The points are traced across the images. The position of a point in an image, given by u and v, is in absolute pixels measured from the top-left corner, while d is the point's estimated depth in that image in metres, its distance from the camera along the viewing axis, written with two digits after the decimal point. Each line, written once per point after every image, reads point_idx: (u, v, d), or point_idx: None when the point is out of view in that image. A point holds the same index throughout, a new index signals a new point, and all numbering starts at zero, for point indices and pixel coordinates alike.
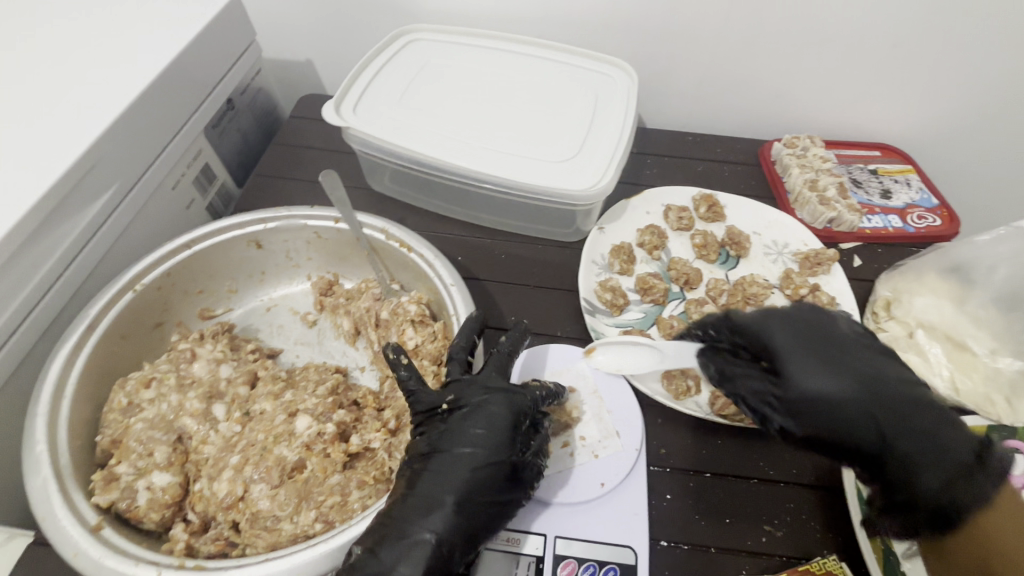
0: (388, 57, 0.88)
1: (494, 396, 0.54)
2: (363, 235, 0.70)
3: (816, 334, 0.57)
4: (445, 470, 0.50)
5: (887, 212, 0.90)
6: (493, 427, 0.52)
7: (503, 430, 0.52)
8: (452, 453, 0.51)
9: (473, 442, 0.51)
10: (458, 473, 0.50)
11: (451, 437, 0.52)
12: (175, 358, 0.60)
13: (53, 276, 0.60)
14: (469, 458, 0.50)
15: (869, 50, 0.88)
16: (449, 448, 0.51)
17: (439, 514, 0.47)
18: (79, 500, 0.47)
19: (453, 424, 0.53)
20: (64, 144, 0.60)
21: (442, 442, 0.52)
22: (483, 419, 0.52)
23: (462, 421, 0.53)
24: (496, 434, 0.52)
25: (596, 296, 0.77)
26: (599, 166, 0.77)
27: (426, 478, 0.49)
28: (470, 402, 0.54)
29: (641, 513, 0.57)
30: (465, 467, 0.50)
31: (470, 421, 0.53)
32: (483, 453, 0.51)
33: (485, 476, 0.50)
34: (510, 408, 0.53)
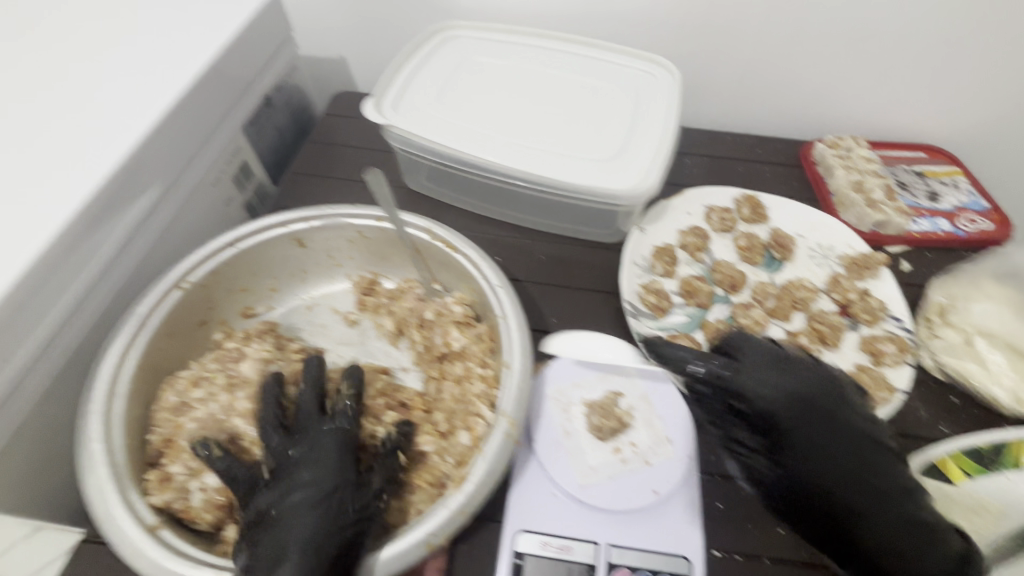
0: (425, 54, 0.87)
1: (321, 431, 0.52)
2: (406, 235, 0.69)
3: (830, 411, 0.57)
4: (298, 508, 0.47)
5: (935, 215, 0.87)
6: (315, 457, 0.50)
7: (331, 462, 0.49)
8: (294, 482, 0.49)
9: (308, 471, 0.49)
10: (297, 503, 0.47)
11: (296, 468, 0.49)
12: (222, 358, 0.59)
13: (102, 274, 0.60)
14: (296, 488, 0.48)
15: (919, 47, 0.86)
16: (295, 480, 0.49)
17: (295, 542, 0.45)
18: (136, 500, 0.47)
19: (309, 450, 0.50)
20: (113, 141, 0.60)
21: (295, 476, 0.49)
22: (296, 462, 0.49)
23: (305, 443, 0.51)
24: (327, 464, 0.49)
25: (640, 299, 0.75)
26: (642, 165, 0.75)
27: (275, 537, 0.45)
28: (295, 435, 0.52)
29: (696, 522, 0.56)
30: (309, 496, 0.47)
31: (312, 447, 0.51)
32: (313, 485, 0.48)
33: (327, 508, 0.47)
34: (337, 435, 0.51)
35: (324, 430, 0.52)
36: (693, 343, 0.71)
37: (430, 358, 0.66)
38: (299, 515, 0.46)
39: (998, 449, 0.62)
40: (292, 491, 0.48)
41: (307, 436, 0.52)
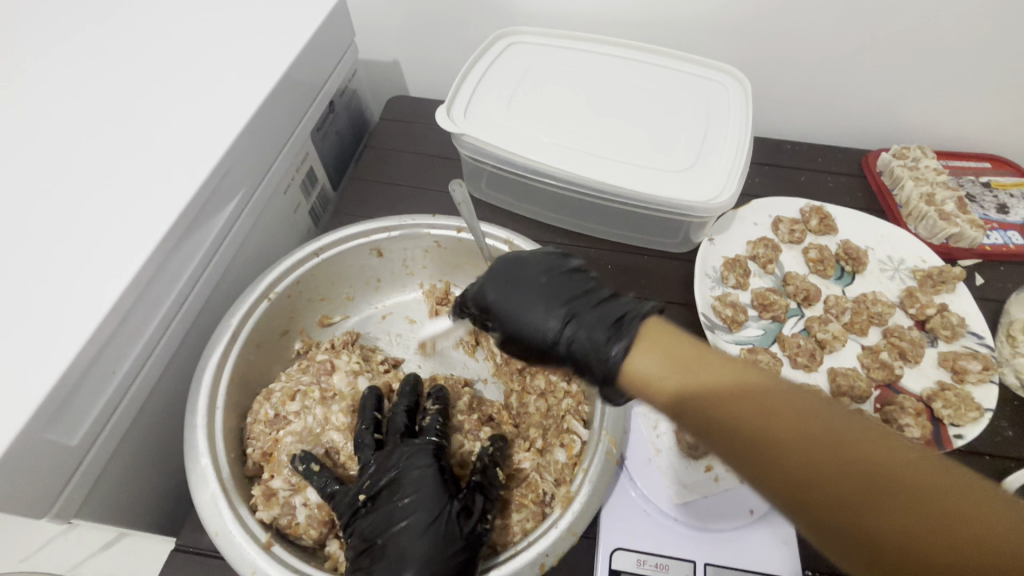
0: (491, 60, 0.86)
1: (408, 449, 0.51)
2: (486, 246, 0.68)
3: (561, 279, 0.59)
4: (404, 533, 0.46)
5: (1006, 228, 0.86)
6: (411, 480, 0.49)
7: (426, 483, 0.48)
8: (396, 507, 0.47)
9: (406, 493, 0.48)
10: (402, 527, 0.46)
11: (390, 490, 0.49)
12: (316, 370, 0.58)
13: (192, 283, 0.60)
14: (399, 513, 0.47)
15: (993, 58, 0.84)
16: (396, 502, 0.48)
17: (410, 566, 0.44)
18: (246, 515, 0.47)
19: (398, 471, 0.49)
20: (203, 151, 0.60)
21: (391, 498, 0.48)
22: (402, 472, 0.49)
23: (392, 463, 0.50)
24: (423, 484, 0.48)
25: (714, 311, 0.74)
26: (719, 177, 0.75)
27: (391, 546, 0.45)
28: (381, 456, 0.51)
29: (792, 542, 0.55)
30: (414, 520, 0.46)
31: (402, 468, 0.49)
32: (415, 508, 0.47)
33: (431, 530, 0.46)
34: (421, 456, 0.50)
35: (411, 448, 0.51)
36: (771, 357, 0.70)
37: (511, 370, 0.65)
38: (407, 540, 0.45)
39: None
40: (396, 515, 0.47)
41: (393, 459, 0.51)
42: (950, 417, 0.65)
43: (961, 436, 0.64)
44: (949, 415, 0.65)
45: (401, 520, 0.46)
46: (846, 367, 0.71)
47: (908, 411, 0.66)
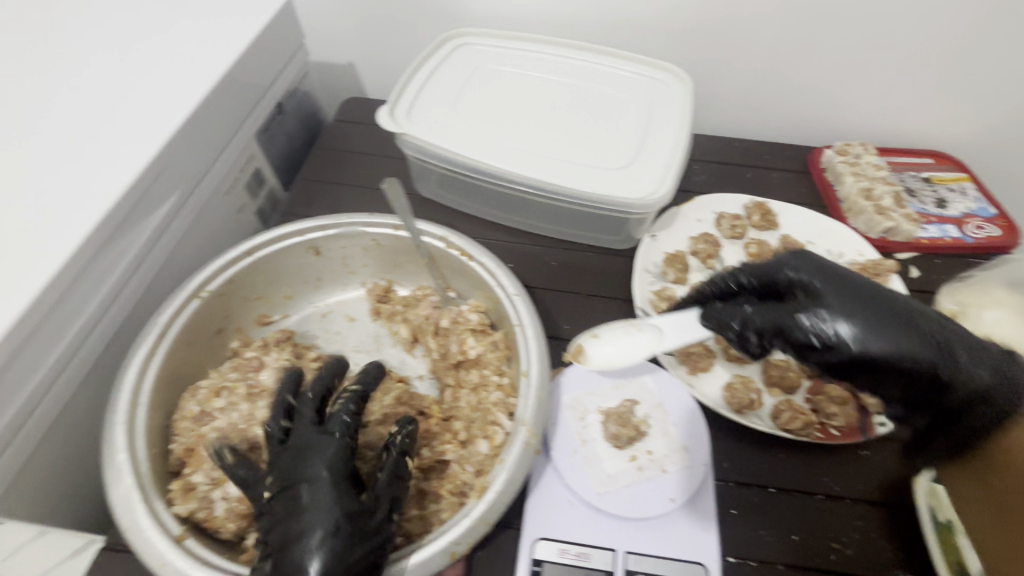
0: (438, 61, 0.87)
1: (307, 453, 0.49)
2: (422, 243, 0.69)
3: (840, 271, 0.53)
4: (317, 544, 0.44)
5: (943, 221, 0.88)
6: (312, 484, 0.47)
7: (325, 489, 0.46)
8: (305, 520, 0.45)
9: (309, 501, 0.46)
10: (311, 538, 0.44)
11: (293, 501, 0.46)
12: (243, 366, 0.59)
13: (123, 282, 0.60)
14: (307, 524, 0.45)
15: (927, 55, 0.86)
16: (303, 513, 0.45)
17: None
18: (161, 510, 0.47)
19: (299, 480, 0.47)
20: (133, 150, 0.60)
21: (297, 509, 0.46)
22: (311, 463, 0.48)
23: (294, 474, 0.48)
24: (327, 491, 0.46)
25: (652, 306, 0.76)
26: (657, 173, 0.76)
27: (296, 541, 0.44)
28: (279, 463, 0.49)
29: (712, 529, 0.56)
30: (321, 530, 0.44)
31: (300, 479, 0.47)
32: (321, 514, 0.45)
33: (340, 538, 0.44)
34: (321, 461, 0.48)
35: (309, 453, 0.49)
36: (705, 349, 0.72)
37: (447, 365, 0.66)
38: (316, 552, 0.43)
39: None
40: (306, 525, 0.45)
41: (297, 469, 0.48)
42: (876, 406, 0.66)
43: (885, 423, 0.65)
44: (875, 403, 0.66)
45: (310, 532, 0.44)
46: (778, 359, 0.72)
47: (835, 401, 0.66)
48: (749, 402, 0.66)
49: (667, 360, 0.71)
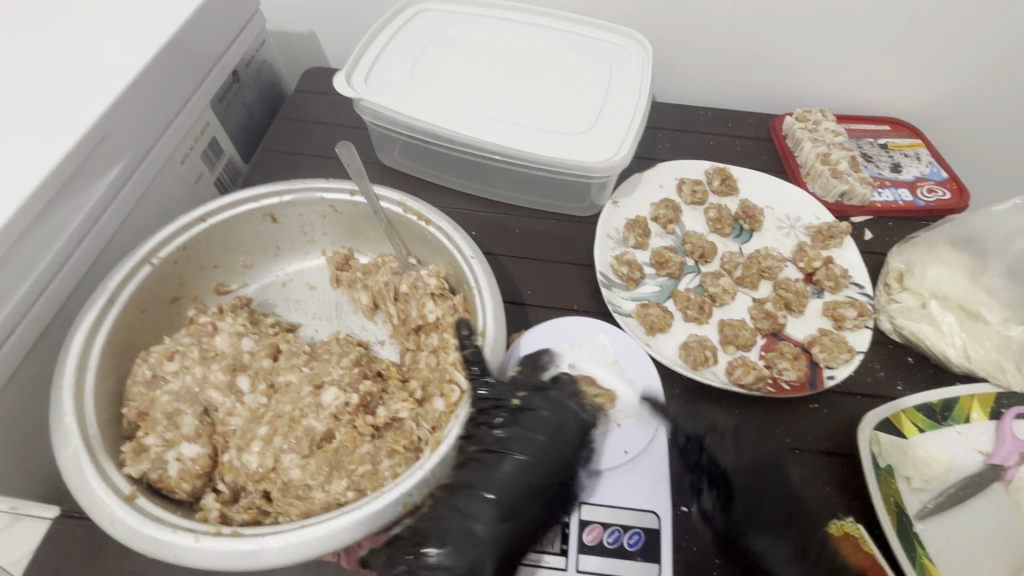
0: (396, 29, 0.86)
1: (559, 409, 0.58)
2: (380, 208, 0.69)
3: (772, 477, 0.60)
4: (479, 480, 0.52)
5: (897, 186, 0.90)
6: (561, 436, 0.56)
7: (568, 445, 0.56)
8: (518, 461, 0.53)
9: (547, 455, 0.55)
10: (529, 475, 0.53)
11: (528, 442, 0.55)
12: (197, 331, 0.60)
13: (68, 250, 0.59)
14: (534, 472, 0.53)
15: (884, 23, 0.86)
16: (523, 453, 0.54)
17: (490, 509, 0.51)
18: (111, 470, 0.48)
19: (528, 428, 0.55)
20: (72, 115, 0.58)
21: (517, 446, 0.54)
22: (550, 429, 0.56)
23: (530, 424, 0.56)
24: (557, 451, 0.55)
25: (612, 270, 0.77)
26: (617, 137, 0.76)
27: (480, 474, 0.52)
28: (539, 404, 0.58)
29: (665, 478, 0.58)
30: (537, 476, 0.53)
31: (542, 429, 0.56)
32: (553, 467, 0.55)
33: (542, 485, 0.53)
34: (580, 420, 0.58)
35: (567, 408, 0.58)
36: (662, 311, 0.73)
37: (407, 330, 0.66)
38: (492, 485, 0.52)
39: (947, 405, 0.65)
40: (518, 466, 0.53)
41: (529, 412, 0.57)
42: (824, 359, 0.69)
43: (833, 376, 0.68)
44: (823, 357, 0.69)
45: (511, 478, 0.52)
46: (733, 319, 0.74)
47: (786, 355, 0.69)
48: (703, 359, 0.69)
49: (625, 321, 0.72)
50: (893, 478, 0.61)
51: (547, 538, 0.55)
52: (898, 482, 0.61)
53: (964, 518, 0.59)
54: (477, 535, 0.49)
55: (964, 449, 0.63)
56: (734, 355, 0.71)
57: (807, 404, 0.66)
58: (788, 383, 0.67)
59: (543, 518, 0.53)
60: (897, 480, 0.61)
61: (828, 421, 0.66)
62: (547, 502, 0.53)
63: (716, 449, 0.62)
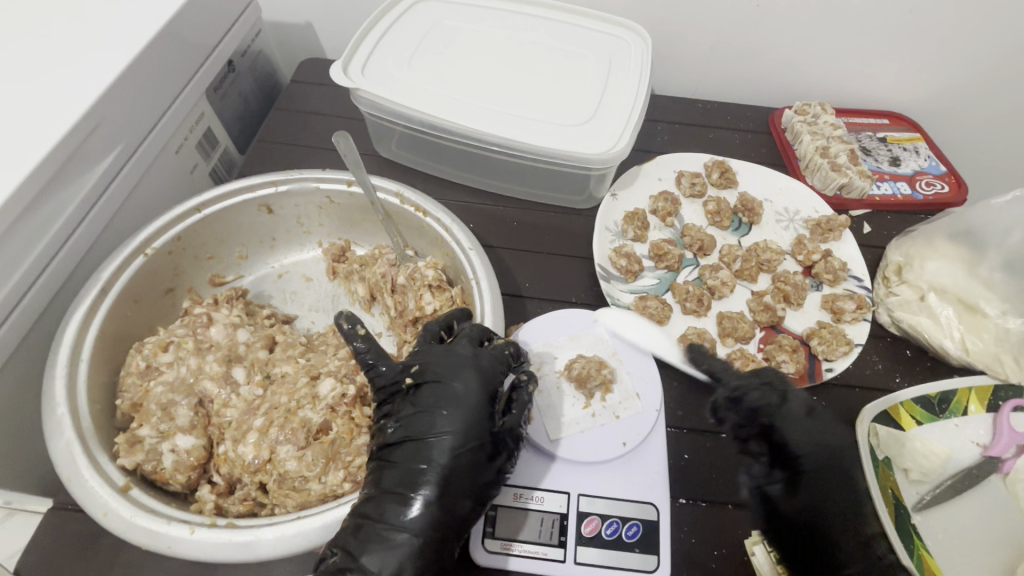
0: (394, 19, 0.85)
1: (458, 374, 0.51)
2: (377, 199, 0.68)
3: (841, 462, 0.57)
4: (388, 475, 0.47)
5: (896, 179, 0.89)
6: (460, 402, 0.49)
7: (470, 408, 0.49)
8: (420, 447, 0.47)
9: (453, 425, 0.48)
10: (433, 458, 0.47)
11: (430, 418, 0.48)
12: (191, 323, 0.59)
13: (60, 240, 0.58)
14: (437, 451, 0.47)
15: (884, 17, 0.86)
16: (421, 436, 0.48)
17: (402, 507, 0.45)
18: (105, 462, 0.47)
19: (425, 406, 0.49)
20: (63, 103, 0.57)
21: (419, 428, 0.48)
22: (446, 397, 0.49)
23: (429, 397, 0.50)
24: (466, 419, 0.48)
25: (611, 262, 0.76)
26: (616, 129, 0.75)
27: (392, 470, 0.47)
28: (426, 378, 0.51)
29: (662, 470, 0.58)
30: (446, 452, 0.47)
31: (441, 402, 0.49)
32: (457, 439, 0.47)
33: (458, 464, 0.47)
34: (480, 380, 0.50)
35: (459, 371, 0.51)
36: (661, 304, 0.73)
37: (404, 322, 0.66)
38: (401, 479, 0.46)
39: (944, 397, 0.65)
40: (423, 449, 0.47)
41: (420, 390, 0.50)
42: (822, 352, 0.69)
43: (831, 368, 0.68)
44: (822, 350, 0.69)
45: (423, 462, 0.47)
46: (732, 311, 0.74)
47: (785, 348, 0.69)
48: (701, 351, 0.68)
49: (624, 314, 0.72)
50: (890, 470, 0.61)
51: (546, 530, 0.55)
52: (895, 475, 0.61)
53: (961, 511, 0.59)
54: (392, 537, 0.44)
55: (962, 441, 0.63)
56: (732, 348, 0.71)
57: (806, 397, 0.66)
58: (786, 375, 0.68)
59: (466, 497, 0.46)
60: (894, 472, 0.61)
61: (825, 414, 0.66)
62: (470, 477, 0.47)
63: (787, 428, 0.58)
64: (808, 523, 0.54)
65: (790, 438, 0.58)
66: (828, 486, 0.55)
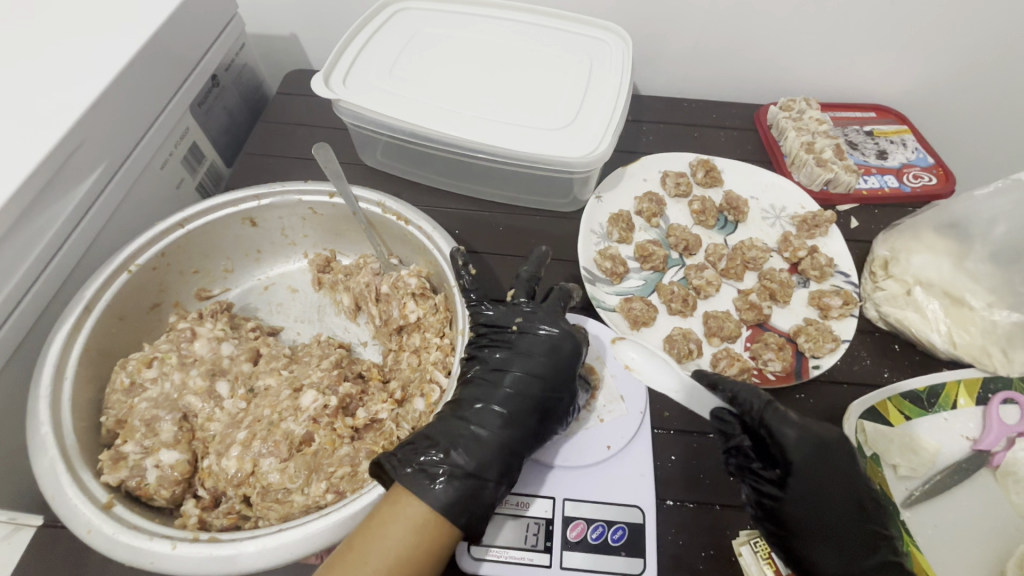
0: (375, 28, 0.85)
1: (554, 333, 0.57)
2: (359, 209, 0.69)
3: (837, 456, 0.53)
4: (485, 396, 0.54)
5: (883, 173, 0.89)
6: (554, 348, 0.56)
7: (561, 363, 0.56)
8: (509, 375, 0.55)
9: (539, 367, 0.56)
10: (523, 386, 0.55)
11: (524, 358, 0.56)
12: (175, 338, 0.60)
13: (44, 260, 0.59)
14: (525, 383, 0.55)
15: (865, 11, 0.86)
16: (516, 368, 0.56)
17: (491, 416, 0.53)
18: (88, 479, 0.48)
19: (524, 349, 0.57)
20: (44, 125, 0.58)
21: (513, 363, 0.56)
22: (546, 343, 0.57)
23: (528, 343, 0.57)
24: (556, 364, 0.56)
25: (596, 265, 0.77)
26: (597, 131, 0.75)
27: (484, 389, 0.55)
28: (531, 327, 0.58)
29: (648, 473, 0.58)
30: (537, 386, 0.55)
31: (538, 349, 0.56)
32: (547, 379, 0.55)
33: (543, 399, 0.54)
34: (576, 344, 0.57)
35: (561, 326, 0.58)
36: (647, 305, 0.73)
37: (389, 331, 0.66)
38: (495, 400, 0.54)
39: (934, 391, 0.65)
40: (512, 377, 0.55)
41: (522, 334, 0.58)
42: (809, 349, 0.68)
43: (818, 365, 0.67)
44: (809, 347, 0.68)
45: (513, 387, 0.55)
46: (718, 310, 0.74)
47: (771, 346, 0.69)
48: (687, 351, 0.69)
49: (609, 316, 0.72)
50: (878, 466, 0.61)
51: (532, 535, 0.54)
52: (883, 470, 0.61)
53: (952, 506, 0.59)
54: (483, 438, 0.51)
55: (952, 436, 0.63)
56: (719, 347, 0.71)
57: (792, 395, 0.66)
58: (773, 373, 0.68)
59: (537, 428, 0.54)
60: (883, 469, 0.61)
61: (812, 412, 0.65)
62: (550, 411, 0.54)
63: (778, 426, 0.53)
64: (820, 529, 0.52)
65: (786, 435, 0.52)
66: (835, 484, 0.53)
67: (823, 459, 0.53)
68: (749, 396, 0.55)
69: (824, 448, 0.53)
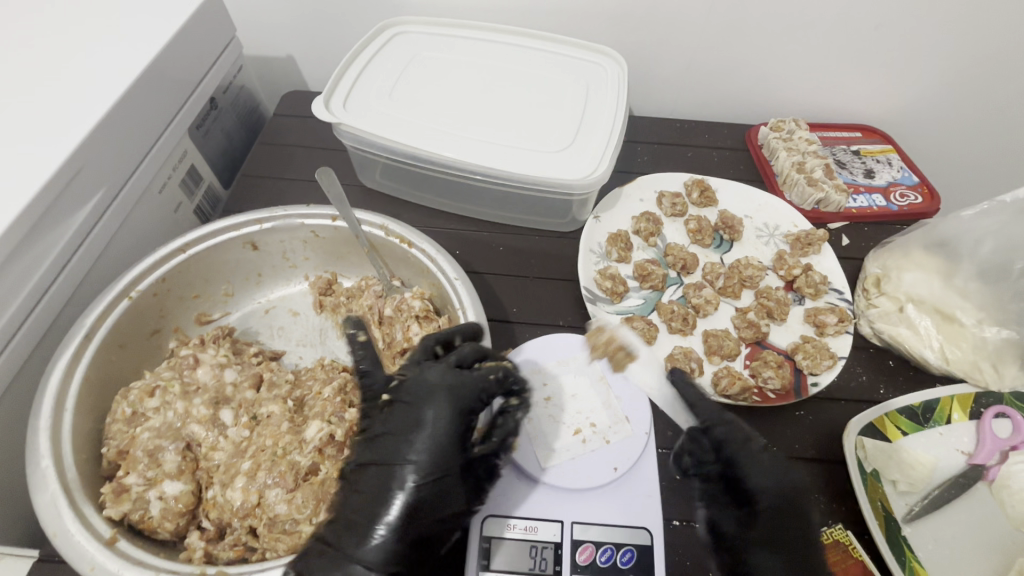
0: (375, 51, 0.87)
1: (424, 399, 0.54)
2: (362, 233, 0.69)
3: (802, 509, 0.55)
4: (345, 494, 0.50)
5: (871, 192, 0.92)
6: (421, 426, 0.52)
7: (439, 435, 0.52)
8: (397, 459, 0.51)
9: (416, 454, 0.51)
10: (377, 480, 0.50)
11: (399, 440, 0.52)
12: (178, 365, 0.60)
13: (43, 287, 0.58)
14: (402, 477, 0.50)
15: (849, 38, 0.89)
16: (394, 451, 0.52)
17: (363, 515, 0.49)
18: (90, 514, 0.47)
19: (407, 420, 0.53)
20: (45, 150, 0.57)
21: (392, 448, 0.52)
22: (405, 418, 0.53)
23: (399, 413, 0.54)
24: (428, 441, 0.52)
25: (596, 284, 0.77)
26: (596, 154, 0.76)
27: (351, 486, 0.51)
28: (399, 398, 0.55)
29: (656, 493, 0.58)
30: (410, 477, 0.50)
31: (409, 424, 0.53)
32: (416, 463, 0.51)
33: (417, 485, 0.50)
34: (452, 408, 0.53)
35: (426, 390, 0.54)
36: (647, 324, 0.74)
37: (393, 354, 0.66)
38: (364, 496, 0.50)
39: (929, 407, 0.66)
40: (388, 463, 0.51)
41: (394, 406, 0.54)
42: (808, 366, 0.70)
43: (816, 382, 0.68)
44: (807, 364, 0.70)
45: (389, 474, 0.51)
46: (717, 329, 0.75)
47: (770, 364, 0.70)
48: (689, 370, 0.69)
49: (611, 336, 0.72)
50: (879, 482, 0.62)
51: (540, 560, 0.54)
52: (884, 486, 0.62)
53: (951, 520, 0.60)
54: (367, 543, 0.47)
55: (948, 450, 0.64)
56: (719, 366, 0.72)
57: (793, 413, 0.67)
58: (773, 391, 0.68)
59: (459, 493, 0.51)
60: (883, 484, 0.62)
61: (812, 428, 0.66)
62: (437, 495, 0.50)
63: (749, 467, 0.57)
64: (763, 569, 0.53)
65: (753, 480, 0.56)
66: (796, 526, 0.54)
67: (789, 506, 0.55)
68: (726, 431, 0.59)
69: (791, 500, 0.56)
